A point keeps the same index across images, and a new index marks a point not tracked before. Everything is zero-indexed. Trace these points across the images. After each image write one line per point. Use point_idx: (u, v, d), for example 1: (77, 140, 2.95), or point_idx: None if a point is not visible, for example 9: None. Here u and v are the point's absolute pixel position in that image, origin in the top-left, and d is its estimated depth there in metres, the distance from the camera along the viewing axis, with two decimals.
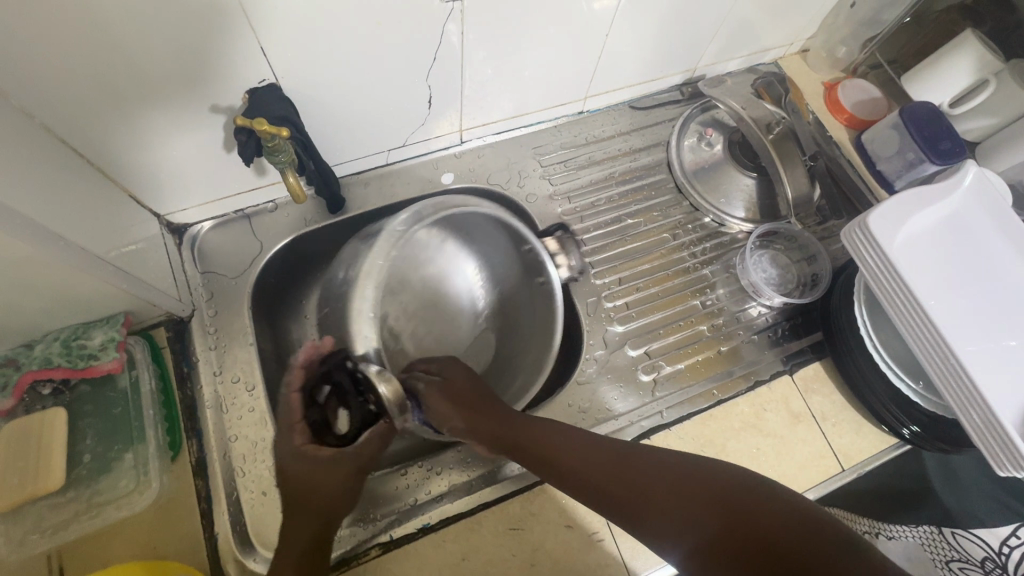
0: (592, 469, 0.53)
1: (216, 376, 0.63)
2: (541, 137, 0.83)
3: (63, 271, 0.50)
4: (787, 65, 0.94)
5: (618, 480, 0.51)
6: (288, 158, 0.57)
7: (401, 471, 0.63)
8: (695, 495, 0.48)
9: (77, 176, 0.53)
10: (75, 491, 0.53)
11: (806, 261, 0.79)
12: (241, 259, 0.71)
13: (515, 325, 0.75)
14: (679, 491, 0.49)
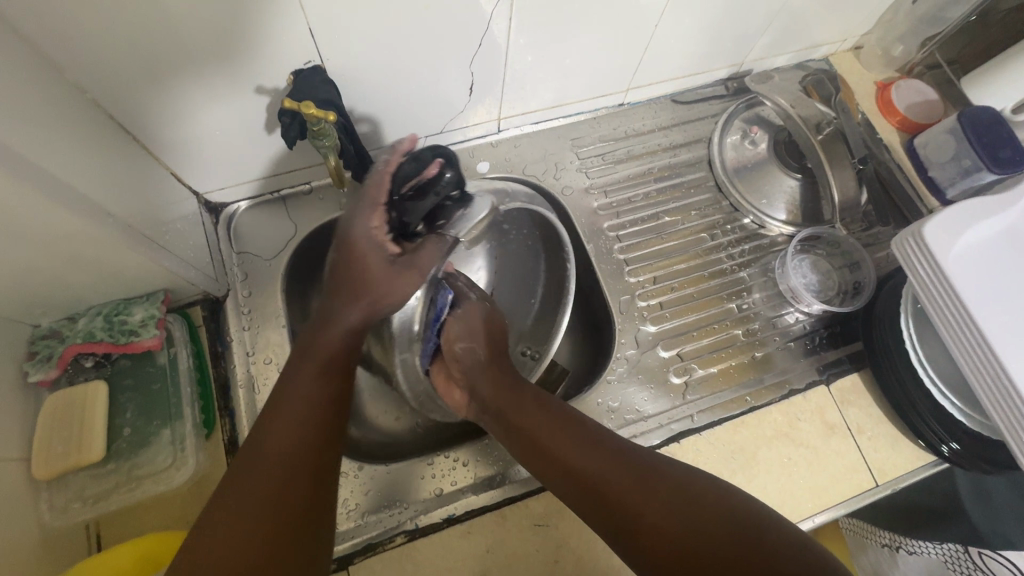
0: (603, 467, 0.52)
1: (249, 356, 0.64)
2: (579, 129, 0.82)
3: (107, 248, 0.50)
4: (838, 62, 0.90)
5: (624, 479, 0.51)
6: (331, 144, 0.55)
7: (428, 461, 0.63)
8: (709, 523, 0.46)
9: (122, 152, 0.53)
10: (115, 462, 0.54)
11: (848, 268, 0.77)
12: (275, 241, 0.71)
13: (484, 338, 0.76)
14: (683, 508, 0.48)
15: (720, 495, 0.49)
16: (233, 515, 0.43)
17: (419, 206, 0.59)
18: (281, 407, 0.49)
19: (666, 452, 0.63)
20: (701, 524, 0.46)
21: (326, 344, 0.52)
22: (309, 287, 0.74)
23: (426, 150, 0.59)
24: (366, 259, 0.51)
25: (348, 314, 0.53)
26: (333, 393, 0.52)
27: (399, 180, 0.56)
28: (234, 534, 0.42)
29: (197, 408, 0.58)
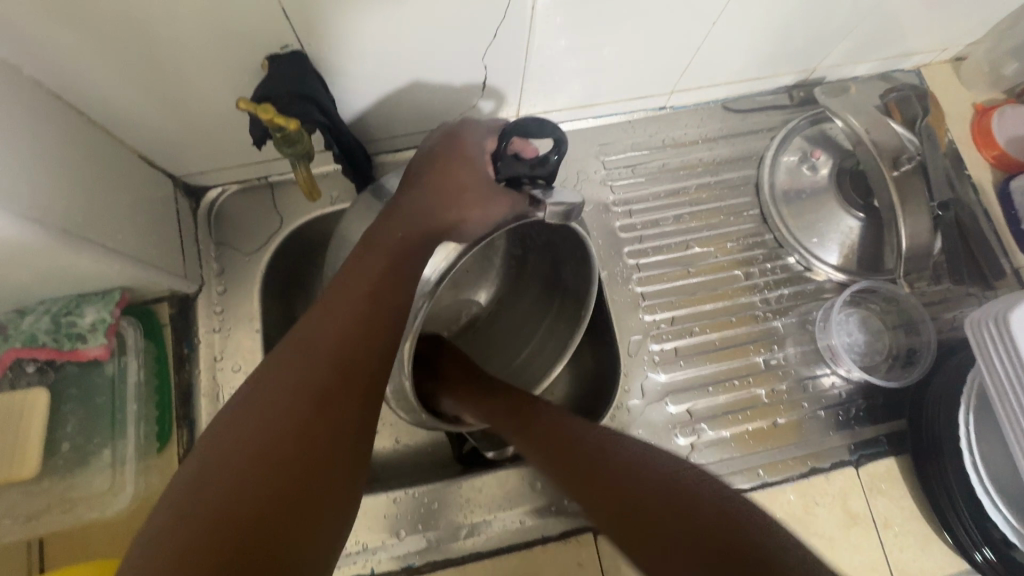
0: (555, 464, 0.46)
1: (216, 362, 0.59)
2: (610, 133, 0.71)
3: (45, 252, 0.44)
4: (931, 75, 0.75)
5: (600, 466, 0.43)
6: (303, 150, 0.50)
7: (397, 497, 0.57)
8: None
9: (65, 135, 0.46)
10: (49, 480, 0.50)
11: (904, 329, 0.66)
12: (257, 234, 0.64)
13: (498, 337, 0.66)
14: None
15: (701, 490, 0.40)
16: (269, 386, 0.38)
17: (516, 166, 0.52)
18: (344, 286, 0.45)
19: None
20: (675, 502, 0.39)
21: (388, 234, 0.49)
22: (293, 285, 0.68)
23: (536, 121, 0.48)
24: (457, 176, 0.53)
25: (423, 220, 0.51)
26: (398, 291, 0.46)
27: (509, 129, 0.50)
28: (267, 405, 0.37)
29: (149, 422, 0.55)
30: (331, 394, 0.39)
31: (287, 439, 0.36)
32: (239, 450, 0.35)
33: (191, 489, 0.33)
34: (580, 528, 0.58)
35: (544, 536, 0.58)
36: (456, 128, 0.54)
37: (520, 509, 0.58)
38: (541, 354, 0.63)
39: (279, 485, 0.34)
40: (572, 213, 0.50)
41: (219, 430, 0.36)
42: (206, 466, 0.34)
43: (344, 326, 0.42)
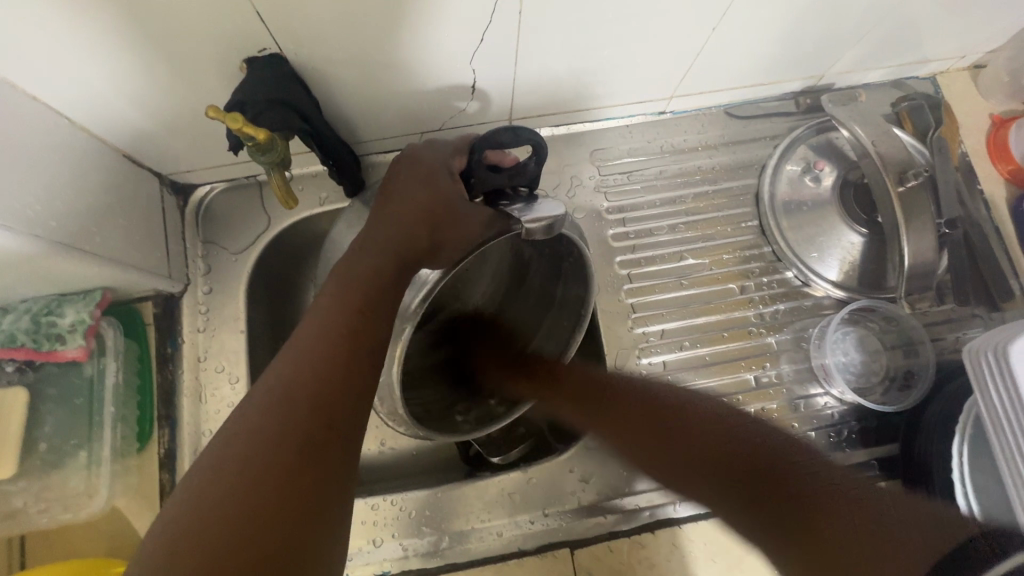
0: (635, 412, 0.58)
1: (199, 362, 0.59)
2: (607, 138, 0.69)
3: (19, 255, 0.44)
4: (947, 83, 0.72)
5: (661, 415, 0.57)
6: (274, 160, 0.48)
7: (375, 503, 0.58)
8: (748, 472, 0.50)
9: (43, 135, 0.46)
10: (27, 481, 0.51)
11: (903, 350, 0.64)
12: (243, 234, 0.64)
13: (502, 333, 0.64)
14: (719, 462, 0.53)
15: (759, 434, 0.53)
16: (246, 437, 0.36)
17: (494, 179, 0.47)
18: (318, 322, 0.42)
19: None
20: (722, 462, 0.52)
21: (358, 265, 0.46)
22: (281, 285, 0.68)
23: (509, 130, 0.44)
24: (418, 200, 0.48)
25: (388, 248, 0.47)
26: (376, 324, 0.43)
27: (481, 142, 0.46)
28: (245, 461, 0.35)
29: (129, 424, 0.55)
30: (312, 443, 0.37)
31: (268, 499, 0.34)
32: (218, 512, 0.33)
33: (169, 555, 0.31)
34: (558, 543, 0.58)
35: (519, 550, 0.58)
36: (419, 153, 0.51)
37: (500, 522, 0.58)
38: (535, 358, 0.61)
39: (283, 525, 0.34)
40: (556, 226, 0.45)
41: (216, 458, 0.35)
42: (186, 529, 0.32)
43: (320, 366, 0.40)
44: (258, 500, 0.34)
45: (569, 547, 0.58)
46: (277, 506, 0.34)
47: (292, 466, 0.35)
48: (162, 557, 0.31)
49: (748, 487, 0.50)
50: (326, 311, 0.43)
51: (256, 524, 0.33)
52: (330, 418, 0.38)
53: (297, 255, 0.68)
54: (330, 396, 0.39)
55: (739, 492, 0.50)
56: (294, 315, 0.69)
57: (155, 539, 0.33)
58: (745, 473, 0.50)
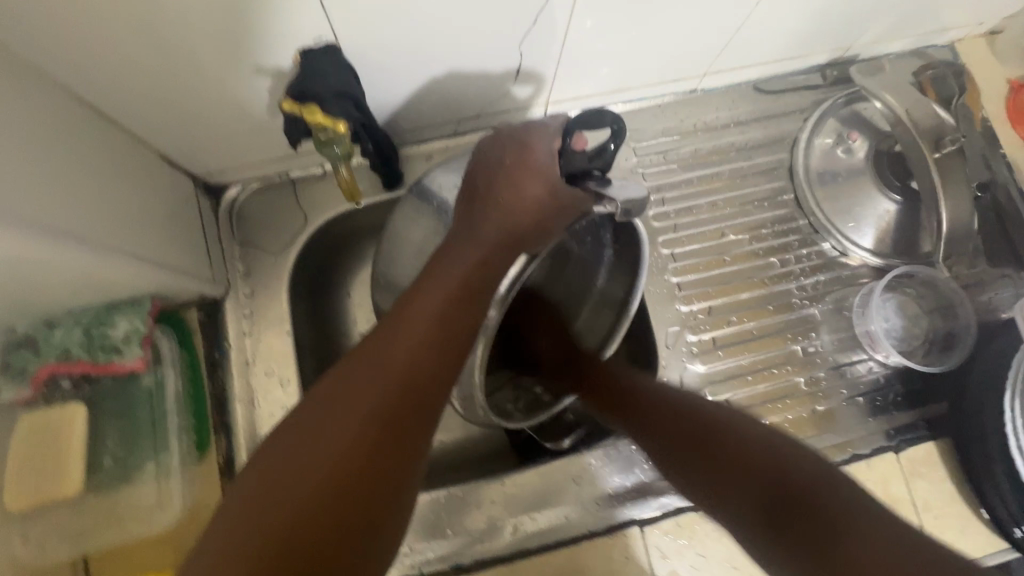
0: (668, 420, 0.51)
1: (248, 366, 0.58)
2: (639, 119, 0.69)
3: (73, 262, 0.41)
4: (965, 51, 0.73)
5: (694, 437, 0.48)
6: (344, 152, 0.48)
7: (438, 497, 0.57)
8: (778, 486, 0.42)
9: (83, 133, 0.44)
10: (95, 496, 0.49)
11: (941, 313, 0.66)
12: (282, 233, 0.62)
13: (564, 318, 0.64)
14: (755, 469, 0.44)
15: (805, 454, 0.44)
16: (341, 403, 0.39)
17: (574, 160, 0.48)
18: (417, 305, 0.44)
19: (702, 514, 0.58)
20: (766, 462, 0.44)
21: (456, 259, 0.47)
22: (320, 284, 0.67)
23: (597, 110, 0.45)
24: (527, 192, 0.49)
25: (491, 237, 0.48)
26: (466, 317, 0.44)
27: (570, 125, 0.48)
28: (337, 425, 0.38)
29: (187, 434, 0.53)
30: (396, 423, 0.39)
31: (349, 466, 0.37)
32: (307, 466, 0.36)
33: (262, 494, 0.36)
34: (626, 521, 0.58)
35: (591, 531, 0.57)
36: (524, 133, 0.50)
37: (562, 505, 0.58)
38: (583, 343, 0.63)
39: (358, 499, 0.36)
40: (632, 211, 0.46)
41: (311, 422, 0.39)
42: (281, 475, 0.36)
43: (416, 354, 0.42)
44: (342, 464, 0.37)
45: (638, 525, 0.57)
46: (359, 474, 0.37)
47: (376, 442, 0.38)
48: (257, 493, 0.36)
49: (777, 485, 0.42)
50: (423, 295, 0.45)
51: (334, 485, 0.36)
52: (416, 403, 0.41)
53: (332, 252, 0.67)
54: (419, 384, 0.41)
55: (784, 521, 0.40)
56: (334, 313, 0.67)
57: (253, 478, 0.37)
58: (784, 494, 0.41)
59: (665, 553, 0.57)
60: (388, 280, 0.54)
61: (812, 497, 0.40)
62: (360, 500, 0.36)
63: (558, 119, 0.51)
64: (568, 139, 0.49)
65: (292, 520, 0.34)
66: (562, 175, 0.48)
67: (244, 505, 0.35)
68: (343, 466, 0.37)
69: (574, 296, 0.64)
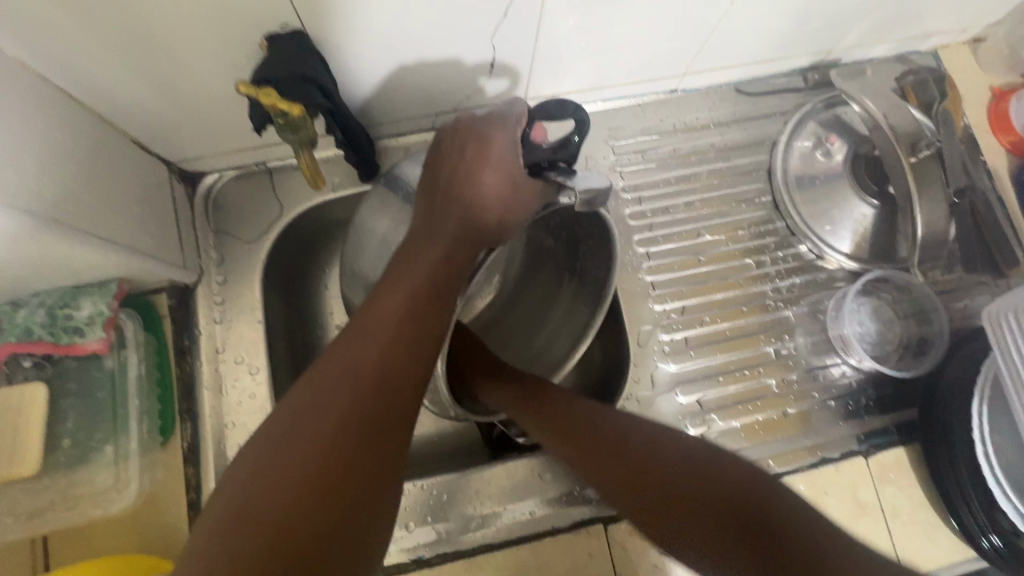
0: (605, 448, 0.50)
1: (217, 354, 0.57)
2: (619, 117, 0.69)
3: (36, 243, 0.42)
4: (948, 57, 0.73)
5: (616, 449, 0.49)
6: (308, 134, 0.49)
7: (405, 490, 0.57)
8: (730, 520, 0.43)
9: (60, 117, 0.44)
10: (50, 477, 0.50)
11: (916, 319, 0.65)
12: (256, 222, 0.62)
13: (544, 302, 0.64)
14: (716, 481, 0.45)
15: (737, 469, 0.46)
16: (311, 411, 0.37)
17: (537, 152, 0.49)
18: (385, 304, 0.43)
19: None
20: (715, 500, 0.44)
21: (425, 255, 0.47)
22: (296, 274, 0.67)
23: (557, 101, 0.47)
24: (487, 184, 0.49)
25: (457, 228, 0.49)
26: (436, 313, 0.44)
27: (533, 114, 0.48)
28: (311, 436, 0.36)
29: (150, 418, 0.54)
30: (373, 426, 0.38)
31: (328, 476, 0.35)
32: (282, 483, 0.34)
33: (235, 518, 0.33)
34: (591, 518, 0.57)
35: (554, 528, 0.57)
36: (483, 123, 0.49)
37: (530, 503, 0.57)
38: (560, 332, 0.62)
39: (335, 503, 0.35)
40: (596, 200, 0.48)
41: (278, 423, 0.37)
42: (256, 495, 0.34)
43: (385, 349, 0.41)
44: (320, 475, 0.35)
45: (602, 522, 0.57)
46: (340, 484, 0.35)
47: (354, 448, 0.36)
48: (231, 517, 0.33)
49: (730, 523, 0.43)
50: (391, 292, 0.44)
51: (312, 498, 0.34)
52: (391, 403, 0.39)
53: (309, 242, 0.67)
54: (391, 382, 0.40)
55: (733, 528, 0.42)
56: (309, 303, 0.67)
57: (220, 502, 0.35)
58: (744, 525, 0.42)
59: (629, 551, 0.56)
60: (357, 269, 0.54)
61: (756, 508, 0.43)
62: (343, 510, 0.35)
63: (521, 103, 0.49)
64: (528, 130, 0.49)
65: (274, 539, 0.32)
66: (525, 164, 0.48)
67: (215, 533, 0.33)
68: (316, 469, 0.35)
69: (550, 283, 0.63)
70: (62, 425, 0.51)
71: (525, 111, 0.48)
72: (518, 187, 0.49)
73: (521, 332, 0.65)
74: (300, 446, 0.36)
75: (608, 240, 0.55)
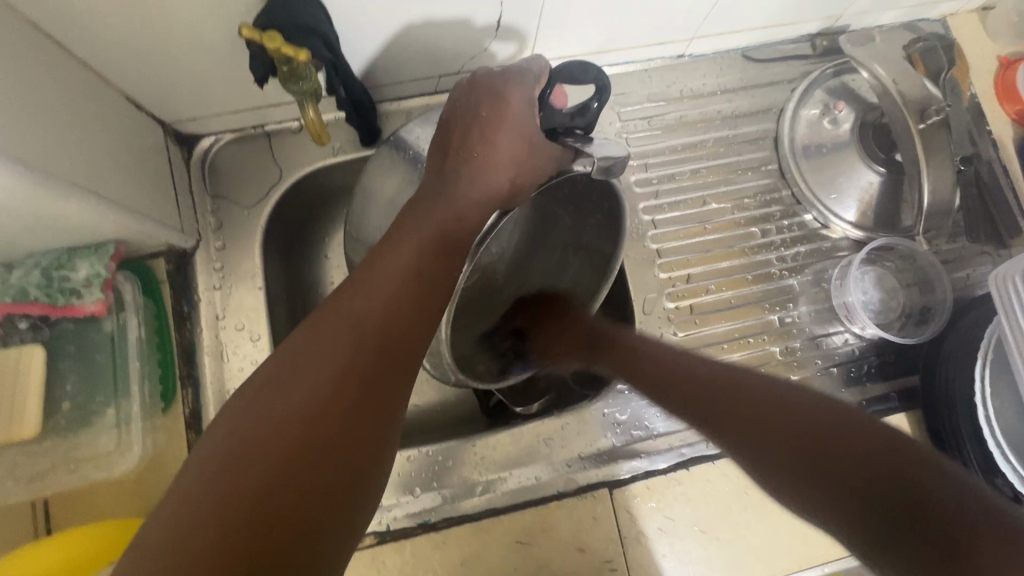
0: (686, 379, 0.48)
1: (218, 320, 0.56)
2: (626, 82, 0.68)
3: (32, 198, 0.40)
4: (957, 25, 0.73)
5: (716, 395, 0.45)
6: (312, 87, 0.47)
7: (410, 456, 0.57)
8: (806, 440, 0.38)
9: (51, 68, 0.42)
10: (51, 441, 0.49)
11: (918, 287, 0.66)
12: (256, 187, 0.60)
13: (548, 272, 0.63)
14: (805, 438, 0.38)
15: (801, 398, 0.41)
16: (313, 361, 0.37)
17: (556, 116, 0.50)
18: (391, 259, 0.43)
19: (672, 478, 0.58)
20: (786, 417, 0.40)
21: (429, 213, 0.46)
22: (296, 242, 0.66)
23: (582, 64, 0.47)
24: (501, 147, 0.48)
25: (469, 189, 0.48)
26: (443, 271, 0.44)
27: (554, 75, 0.49)
28: (314, 380, 0.36)
29: (152, 384, 0.53)
30: (375, 379, 0.38)
31: (329, 425, 0.35)
32: (280, 429, 0.33)
33: (230, 462, 0.32)
34: (597, 483, 0.58)
35: (560, 493, 0.57)
36: (500, 82, 0.48)
37: (535, 468, 0.57)
38: (566, 305, 0.62)
39: (337, 450, 0.34)
40: (613, 170, 0.47)
41: (280, 368, 0.37)
42: (254, 437, 0.33)
43: (390, 302, 0.41)
44: (321, 424, 0.34)
45: (608, 487, 0.57)
46: (343, 429, 0.35)
47: (356, 395, 0.36)
48: (224, 460, 0.32)
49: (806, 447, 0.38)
50: (395, 248, 0.44)
51: (311, 444, 0.33)
52: (395, 357, 0.39)
53: (309, 209, 0.66)
54: (396, 338, 0.40)
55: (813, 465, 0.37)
56: (309, 272, 0.66)
57: (211, 447, 0.33)
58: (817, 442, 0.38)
59: (634, 515, 0.57)
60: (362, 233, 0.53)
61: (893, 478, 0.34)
62: (342, 459, 0.34)
63: (544, 62, 0.49)
64: (546, 90, 0.49)
65: (269, 483, 0.31)
66: (542, 127, 0.49)
67: (205, 475, 0.31)
68: (318, 414, 0.35)
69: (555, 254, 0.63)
70: (60, 390, 0.50)
71: (545, 71, 0.49)
72: (532, 148, 0.49)
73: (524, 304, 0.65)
74: (302, 392, 0.35)
75: (618, 215, 0.53)
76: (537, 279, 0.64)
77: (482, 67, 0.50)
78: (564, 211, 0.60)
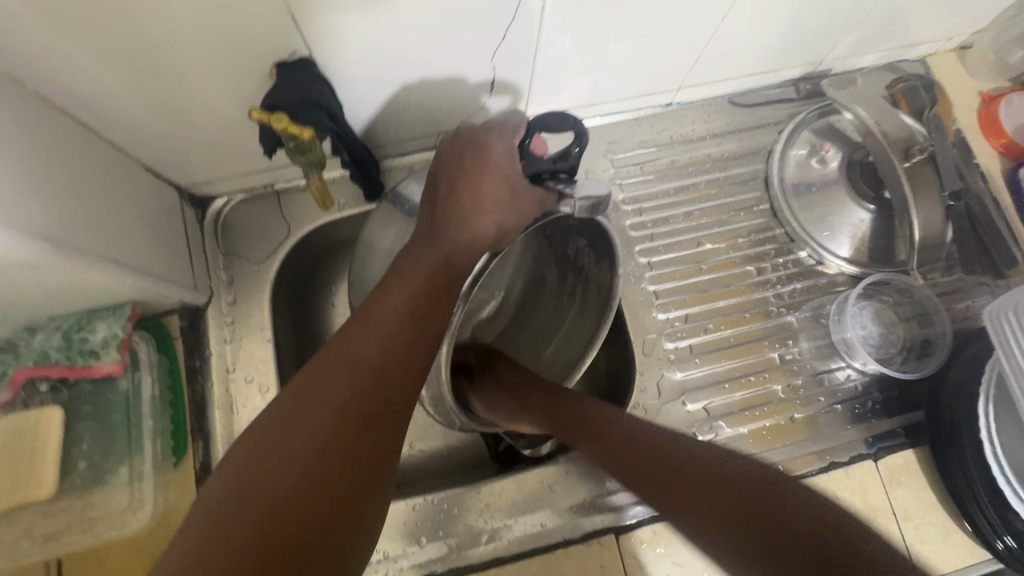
0: (626, 444, 0.48)
1: (229, 373, 0.58)
2: (616, 131, 0.71)
3: (58, 270, 0.43)
4: (937, 65, 0.75)
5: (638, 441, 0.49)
6: (316, 157, 0.50)
7: (415, 505, 0.57)
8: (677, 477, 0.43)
9: (78, 148, 0.46)
10: (68, 499, 0.51)
11: (917, 321, 0.67)
12: (265, 243, 0.63)
13: (550, 309, 0.65)
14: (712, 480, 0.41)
15: (768, 475, 0.40)
16: (315, 400, 0.38)
17: (539, 162, 0.50)
18: (385, 301, 0.45)
19: None
20: (719, 481, 0.41)
21: (422, 256, 0.48)
22: (304, 294, 0.68)
23: (558, 115, 0.48)
24: (486, 191, 0.50)
25: (463, 235, 0.50)
26: (437, 309, 0.45)
27: (533, 125, 0.50)
28: (316, 420, 0.37)
29: (164, 439, 0.54)
30: (376, 414, 0.39)
31: (330, 461, 0.36)
32: (282, 469, 0.35)
33: (233, 501, 0.33)
34: (603, 529, 0.57)
35: (566, 540, 0.57)
36: (481, 132, 0.51)
37: (541, 514, 0.57)
38: (570, 344, 0.62)
39: (337, 487, 0.36)
40: (600, 205, 0.50)
41: (282, 408, 0.38)
42: (257, 477, 0.34)
43: (388, 344, 0.42)
44: (320, 461, 0.36)
45: (614, 533, 0.57)
46: (343, 465, 0.36)
47: (356, 433, 0.38)
48: (230, 501, 0.33)
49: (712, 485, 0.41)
50: (393, 288, 0.45)
51: (314, 479, 0.35)
52: (390, 396, 0.41)
53: (316, 262, 0.68)
54: (391, 375, 0.41)
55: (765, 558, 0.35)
56: (317, 322, 0.69)
57: (219, 485, 0.34)
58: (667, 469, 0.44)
59: (642, 561, 0.56)
60: (363, 285, 0.54)
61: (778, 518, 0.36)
62: (339, 497, 0.35)
63: (519, 115, 0.52)
64: (527, 139, 0.50)
65: (269, 522, 0.32)
66: (525, 174, 0.50)
67: (212, 515, 0.33)
68: (320, 453, 0.36)
69: (553, 297, 0.65)
70: (76, 448, 0.52)
71: (524, 121, 0.51)
72: (517, 194, 0.51)
73: (530, 344, 0.66)
74: (305, 432, 0.36)
75: (610, 248, 0.55)
76: (537, 316, 0.66)
77: (463, 122, 0.53)
78: (563, 249, 0.62)
